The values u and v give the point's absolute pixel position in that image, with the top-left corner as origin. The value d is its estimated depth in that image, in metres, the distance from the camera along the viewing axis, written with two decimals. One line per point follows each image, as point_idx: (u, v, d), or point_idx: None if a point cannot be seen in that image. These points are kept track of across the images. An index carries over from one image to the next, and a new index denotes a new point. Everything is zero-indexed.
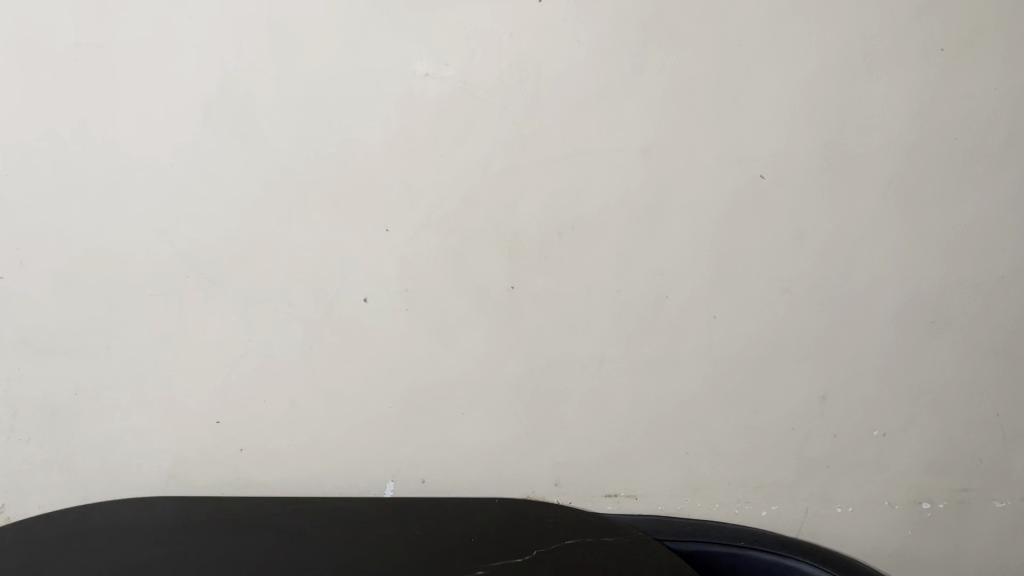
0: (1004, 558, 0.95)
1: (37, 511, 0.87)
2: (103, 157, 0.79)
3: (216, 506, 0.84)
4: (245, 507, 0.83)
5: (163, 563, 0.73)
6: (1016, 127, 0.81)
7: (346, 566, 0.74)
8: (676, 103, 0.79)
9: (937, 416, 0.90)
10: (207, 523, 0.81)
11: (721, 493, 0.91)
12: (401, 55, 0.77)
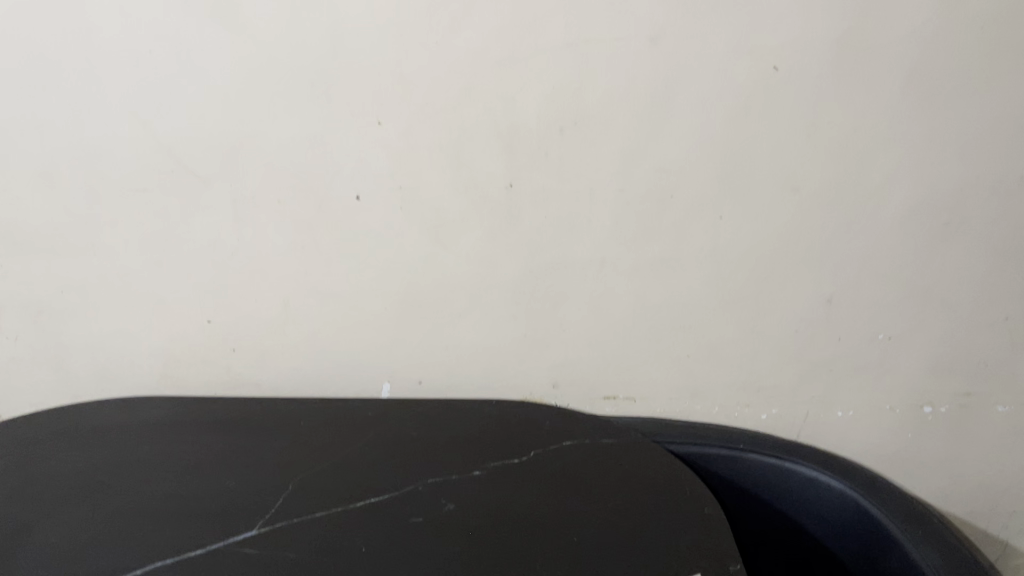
0: (1003, 459, 0.95)
1: (41, 397, 0.91)
2: (75, 42, 0.71)
3: (214, 403, 0.84)
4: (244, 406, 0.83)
5: (160, 467, 0.73)
6: None
7: (341, 467, 0.74)
8: None
9: (945, 319, 0.88)
10: (203, 418, 0.81)
11: (721, 395, 0.93)
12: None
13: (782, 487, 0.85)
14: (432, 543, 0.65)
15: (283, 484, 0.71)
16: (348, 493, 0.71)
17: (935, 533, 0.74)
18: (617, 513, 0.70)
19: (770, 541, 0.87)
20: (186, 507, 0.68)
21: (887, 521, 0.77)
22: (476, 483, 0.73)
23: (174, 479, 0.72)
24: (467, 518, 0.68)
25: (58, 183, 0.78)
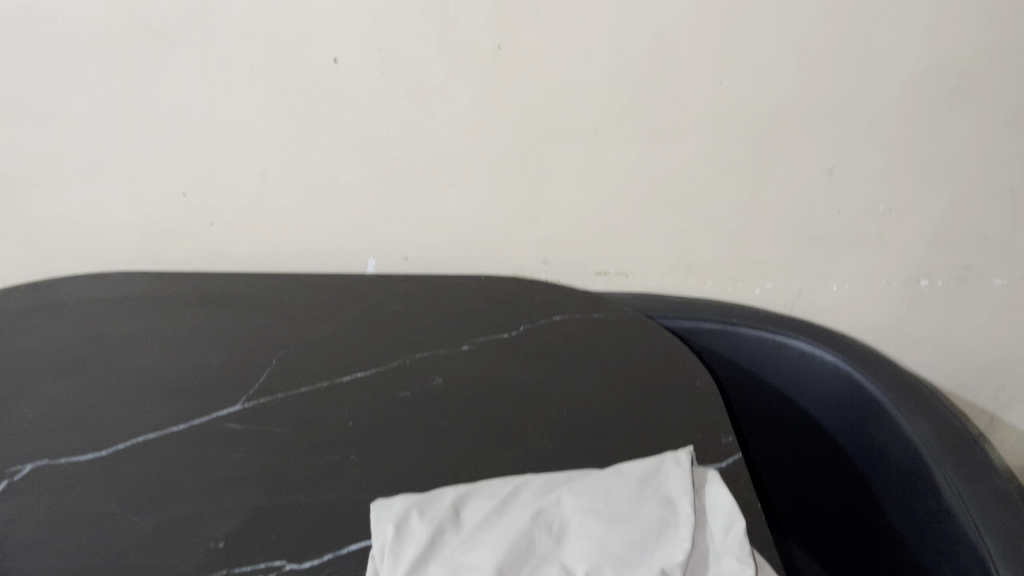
0: (997, 333, 0.94)
1: (20, 271, 0.90)
2: None
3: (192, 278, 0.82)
4: (222, 280, 0.81)
5: (139, 341, 0.72)
6: None
7: (326, 342, 0.72)
8: None
9: (949, 191, 0.84)
10: (180, 291, 0.79)
11: (715, 269, 0.91)
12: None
13: (777, 363, 0.84)
14: (420, 416, 0.64)
15: (267, 359, 0.70)
16: (335, 368, 0.69)
17: (927, 404, 0.73)
18: (607, 388, 0.69)
19: (761, 415, 0.87)
20: (167, 381, 0.66)
21: (878, 392, 0.76)
22: (466, 358, 0.72)
23: (155, 353, 0.70)
24: (455, 393, 0.67)
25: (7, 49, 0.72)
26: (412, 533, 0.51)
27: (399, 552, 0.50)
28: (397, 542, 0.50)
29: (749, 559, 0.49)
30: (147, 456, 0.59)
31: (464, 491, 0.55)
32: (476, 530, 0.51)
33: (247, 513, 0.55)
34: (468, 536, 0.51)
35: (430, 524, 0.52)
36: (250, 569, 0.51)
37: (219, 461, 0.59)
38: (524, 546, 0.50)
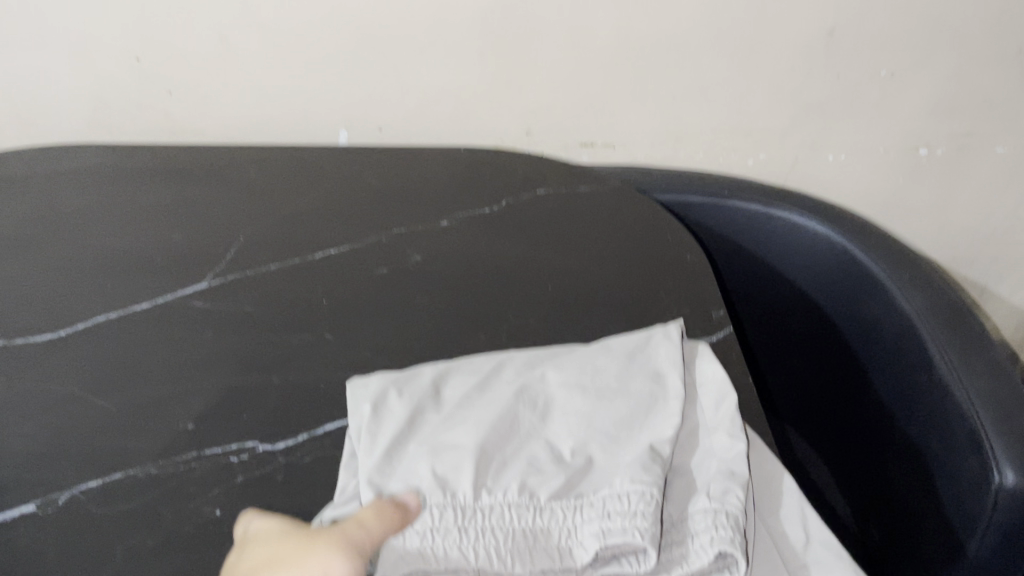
0: (994, 203, 0.92)
1: None
2: None
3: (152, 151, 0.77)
4: (184, 151, 0.76)
5: (95, 217, 0.67)
6: None
7: (297, 217, 0.68)
8: None
9: (956, 53, 0.79)
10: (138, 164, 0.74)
11: (707, 140, 0.87)
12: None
13: (768, 236, 0.81)
14: (397, 293, 0.61)
15: (234, 235, 0.66)
16: (306, 244, 0.66)
17: (921, 276, 0.71)
18: (594, 262, 0.66)
19: (750, 291, 0.85)
20: (128, 259, 0.63)
21: (872, 265, 0.74)
22: (445, 233, 0.68)
23: (114, 230, 0.66)
24: (434, 269, 0.64)
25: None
26: (389, 410, 0.48)
27: (374, 427, 0.47)
28: (373, 419, 0.48)
29: (742, 434, 0.47)
30: (107, 337, 0.56)
31: (443, 368, 0.52)
32: (455, 407, 0.49)
33: (216, 394, 0.52)
34: (446, 412, 0.49)
35: (408, 400, 0.49)
36: (221, 450, 0.48)
37: (185, 340, 0.56)
38: (506, 423, 0.47)
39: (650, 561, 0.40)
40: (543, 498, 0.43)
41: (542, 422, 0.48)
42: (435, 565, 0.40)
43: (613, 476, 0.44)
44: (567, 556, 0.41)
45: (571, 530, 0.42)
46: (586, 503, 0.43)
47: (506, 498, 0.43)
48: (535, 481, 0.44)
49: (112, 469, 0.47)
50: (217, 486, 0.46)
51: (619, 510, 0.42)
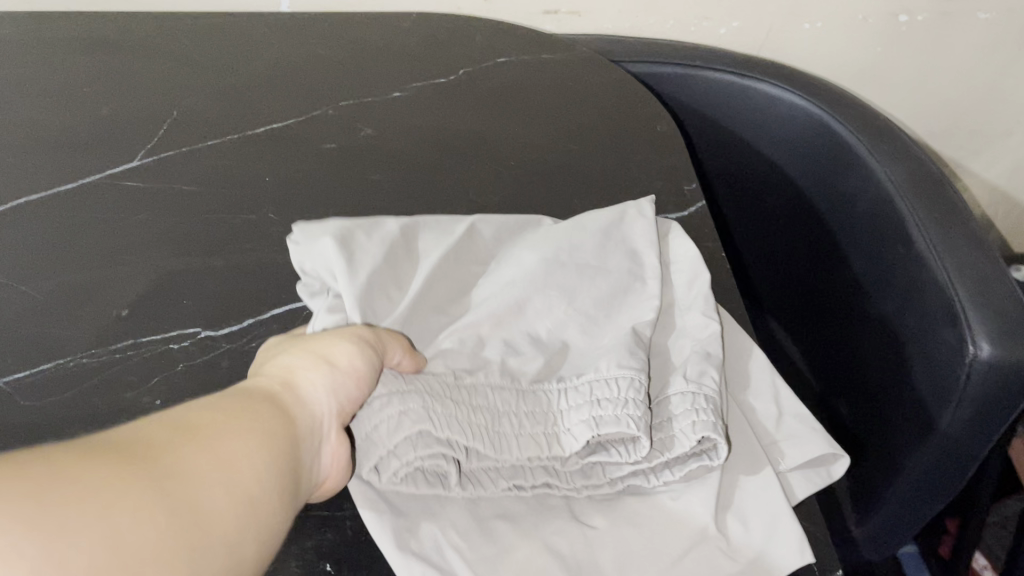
0: (971, 74, 0.89)
1: None
2: None
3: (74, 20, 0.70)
4: (108, 18, 0.69)
5: (12, 91, 0.61)
6: None
7: (235, 90, 0.63)
8: None
9: None
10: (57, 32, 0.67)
11: (679, 7, 0.82)
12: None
13: (743, 109, 0.77)
14: (348, 170, 0.57)
15: (166, 110, 0.60)
16: (247, 119, 0.60)
17: (902, 149, 0.68)
18: (558, 134, 0.62)
19: (722, 167, 0.82)
20: (50, 135, 0.57)
21: (851, 137, 0.70)
22: (399, 105, 0.63)
23: (33, 104, 0.60)
24: (387, 143, 0.60)
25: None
26: (362, 264, 0.43)
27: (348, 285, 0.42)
28: (349, 273, 0.43)
29: (716, 314, 0.45)
30: (30, 219, 0.51)
31: (407, 220, 0.47)
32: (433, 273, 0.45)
33: (151, 278, 0.48)
34: (424, 279, 0.45)
35: (383, 257, 0.44)
36: (160, 338, 0.45)
37: (117, 223, 0.51)
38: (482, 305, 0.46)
39: (642, 451, 0.40)
40: (525, 381, 0.43)
41: (527, 290, 0.45)
42: (441, 429, 0.39)
43: (598, 360, 0.43)
44: (554, 444, 0.41)
45: (557, 416, 0.41)
46: (572, 387, 0.42)
47: (491, 379, 0.42)
48: (515, 363, 0.43)
49: (40, 359, 0.44)
50: (157, 375, 0.43)
51: (609, 398, 0.40)
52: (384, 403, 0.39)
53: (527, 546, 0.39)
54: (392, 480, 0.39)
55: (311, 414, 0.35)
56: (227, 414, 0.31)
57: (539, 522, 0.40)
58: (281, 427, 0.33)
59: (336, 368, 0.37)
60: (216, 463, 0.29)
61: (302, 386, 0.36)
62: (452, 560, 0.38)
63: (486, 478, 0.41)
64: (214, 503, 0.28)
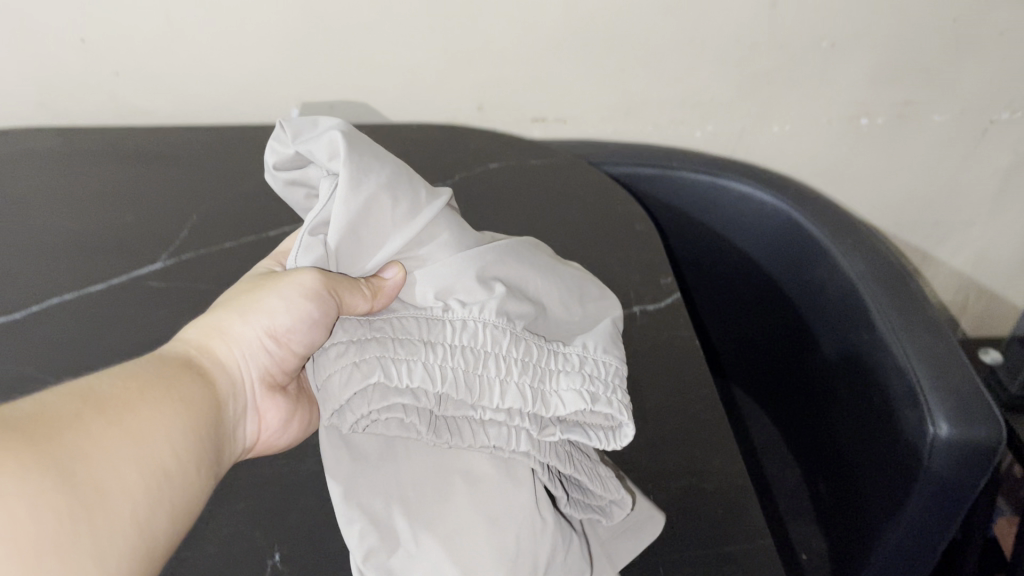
0: (932, 171, 0.95)
1: None
2: None
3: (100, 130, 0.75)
4: (134, 131, 0.75)
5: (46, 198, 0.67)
6: None
7: (250, 195, 0.69)
8: None
9: (895, 22, 0.82)
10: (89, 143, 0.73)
11: (658, 113, 0.89)
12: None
13: (716, 206, 0.83)
14: None
15: (186, 216, 0.66)
16: (262, 221, 0.66)
17: (862, 243, 0.73)
18: (546, 232, 0.67)
19: (702, 258, 0.88)
20: (79, 241, 0.63)
21: (818, 232, 0.75)
22: None
23: (64, 212, 0.65)
24: None
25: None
26: (364, 180, 0.43)
27: (343, 203, 0.43)
28: (348, 190, 0.43)
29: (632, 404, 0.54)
30: (56, 322, 0.56)
31: (404, 168, 0.47)
32: (431, 204, 0.46)
33: None
34: (420, 209, 0.45)
35: (385, 176, 0.44)
36: None
37: (138, 321, 0.56)
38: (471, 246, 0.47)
39: (624, 437, 0.43)
40: (519, 327, 0.44)
41: (513, 253, 0.47)
42: (397, 381, 0.42)
43: (586, 338, 0.46)
44: (541, 404, 0.42)
45: (546, 377, 0.43)
46: (563, 354, 0.44)
47: (487, 317, 0.44)
48: (513, 306, 0.44)
49: None
50: None
51: (598, 377, 0.43)
52: (341, 353, 0.43)
53: (471, 512, 0.42)
54: (352, 429, 0.43)
55: (230, 376, 0.46)
56: (141, 386, 0.38)
57: (492, 484, 0.43)
58: (201, 386, 0.42)
59: (244, 344, 0.46)
60: (134, 429, 0.35)
61: (218, 350, 0.46)
62: (395, 514, 0.42)
63: (460, 434, 0.43)
64: (134, 458, 0.34)
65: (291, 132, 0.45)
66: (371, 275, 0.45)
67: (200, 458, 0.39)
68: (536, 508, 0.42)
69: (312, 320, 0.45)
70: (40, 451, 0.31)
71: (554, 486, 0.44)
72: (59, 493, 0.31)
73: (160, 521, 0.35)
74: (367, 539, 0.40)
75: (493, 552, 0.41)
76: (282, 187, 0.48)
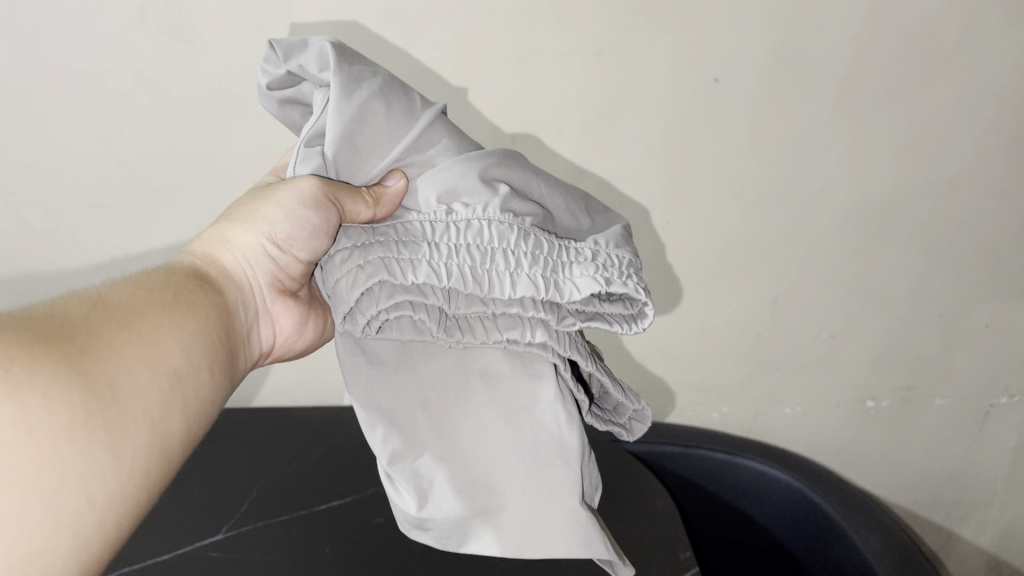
0: (945, 451, 1.01)
1: None
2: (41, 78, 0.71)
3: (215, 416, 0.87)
4: (241, 415, 0.88)
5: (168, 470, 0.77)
6: (996, 23, 0.72)
7: (308, 472, 0.78)
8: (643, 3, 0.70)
9: (885, 317, 0.92)
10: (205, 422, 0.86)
11: (678, 396, 0.98)
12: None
13: (734, 480, 0.89)
14: (406, 544, 0.68)
15: (248, 490, 0.75)
16: (318, 497, 0.75)
17: (872, 517, 0.78)
18: None
19: (720, 530, 0.93)
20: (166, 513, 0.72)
21: (829, 508, 0.81)
22: None
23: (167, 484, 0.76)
24: None
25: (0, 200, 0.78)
26: (356, 90, 0.46)
27: (335, 112, 0.45)
28: (341, 100, 0.45)
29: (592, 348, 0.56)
30: None
31: (393, 79, 0.49)
32: (424, 111, 0.49)
33: None
34: (412, 117, 0.48)
35: (379, 84, 0.47)
36: None
37: None
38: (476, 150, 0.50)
39: (646, 318, 0.49)
40: (526, 221, 0.47)
41: (517, 157, 0.51)
42: (403, 280, 0.45)
43: (596, 237, 0.50)
44: (556, 290, 0.46)
45: (559, 267, 0.47)
46: (575, 249, 0.48)
47: (492, 215, 0.46)
48: (515, 203, 0.47)
49: None
50: None
51: (612, 266, 0.48)
52: (346, 259, 0.46)
53: (487, 404, 0.50)
54: (367, 332, 0.47)
55: (237, 281, 0.50)
56: (149, 294, 0.41)
57: (510, 380, 0.50)
58: (209, 289, 0.46)
59: (246, 255, 0.51)
60: (139, 332, 0.37)
61: (225, 259, 0.50)
62: (416, 418, 0.49)
63: (474, 330, 0.49)
64: (144, 360, 0.37)
65: (282, 52, 0.48)
66: (374, 184, 0.48)
67: (208, 361, 0.41)
68: (557, 401, 0.50)
69: (313, 229, 0.46)
70: (47, 346, 0.33)
71: (577, 388, 0.51)
72: (77, 377, 0.33)
73: (173, 414, 0.37)
74: (391, 442, 0.48)
75: (513, 444, 0.50)
76: (277, 109, 0.51)
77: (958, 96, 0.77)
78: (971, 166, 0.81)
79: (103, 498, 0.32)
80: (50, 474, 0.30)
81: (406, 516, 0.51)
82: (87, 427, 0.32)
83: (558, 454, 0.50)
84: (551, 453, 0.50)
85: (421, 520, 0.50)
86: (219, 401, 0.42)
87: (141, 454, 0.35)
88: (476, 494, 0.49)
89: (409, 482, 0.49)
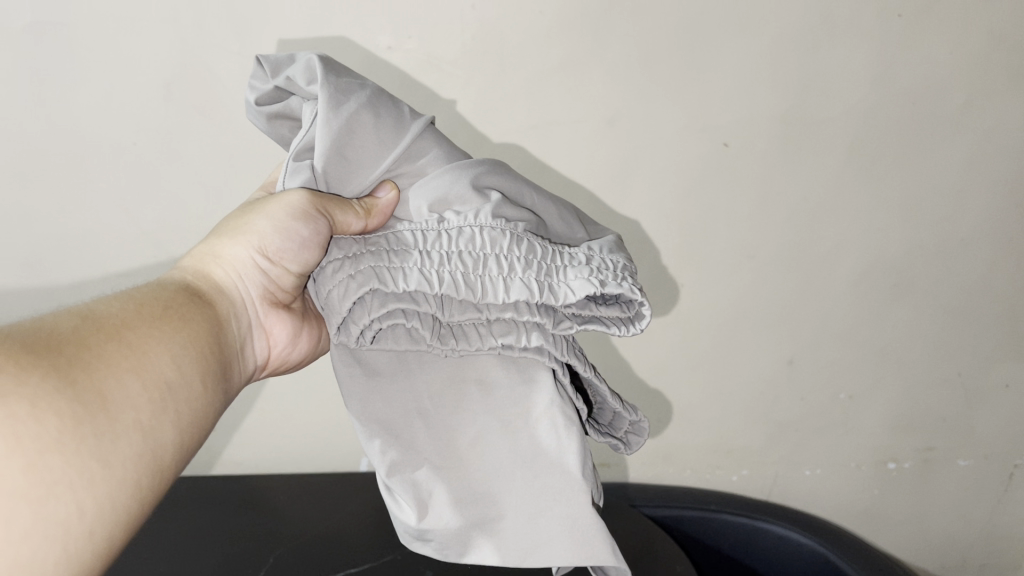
0: (968, 513, 1.00)
1: None
2: (66, 150, 0.71)
3: (231, 483, 0.87)
4: (257, 481, 0.88)
5: (187, 540, 0.77)
6: (997, 89, 0.74)
7: (326, 536, 0.78)
8: (651, 72, 0.72)
9: (902, 377, 0.92)
10: (220, 489, 0.86)
11: (696, 460, 0.96)
12: (342, 17, 0.67)
13: (755, 545, 0.89)
14: None
15: (263, 557, 0.75)
16: (339, 562, 0.74)
17: None
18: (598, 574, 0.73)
19: None
20: None
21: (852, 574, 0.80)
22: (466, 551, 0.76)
23: (186, 553, 0.75)
24: None
25: (7, 279, 0.76)
26: (343, 103, 0.46)
27: (323, 126, 0.45)
28: (329, 113, 0.45)
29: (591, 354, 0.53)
30: None
31: (376, 91, 0.48)
32: (413, 123, 0.49)
33: None
34: (402, 128, 0.48)
35: (366, 96, 0.47)
36: None
37: None
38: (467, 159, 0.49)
39: (644, 318, 0.47)
40: (519, 227, 0.46)
41: (510, 170, 0.50)
42: (393, 288, 0.44)
43: (591, 244, 0.49)
44: (549, 294, 0.44)
45: (553, 271, 0.45)
46: (569, 254, 0.47)
47: (483, 222, 0.45)
48: (508, 209, 0.46)
49: None
50: None
51: (607, 269, 0.46)
52: (336, 269, 0.45)
53: (485, 412, 0.48)
54: (362, 343, 0.46)
55: (229, 295, 0.47)
56: (140, 307, 0.39)
57: (505, 388, 0.48)
58: (201, 303, 0.44)
59: (237, 266, 0.48)
60: (129, 344, 0.36)
61: (216, 272, 0.48)
62: (414, 428, 0.47)
63: (468, 337, 0.47)
64: (134, 370, 0.35)
65: (270, 68, 0.50)
66: (364, 196, 0.48)
67: (200, 372, 0.39)
68: (555, 405, 0.47)
69: (303, 239, 0.45)
70: (32, 355, 0.31)
71: (576, 396, 0.49)
72: (65, 386, 0.31)
73: (164, 427, 0.35)
74: (389, 454, 0.46)
75: (512, 453, 0.47)
76: (267, 124, 0.52)
77: (966, 158, 0.78)
78: (982, 228, 0.82)
79: (95, 509, 0.30)
80: (40, 483, 0.28)
81: (406, 529, 0.49)
82: (77, 435, 0.30)
83: (559, 460, 0.47)
84: (552, 461, 0.47)
85: (420, 532, 0.48)
86: (214, 415, 0.40)
87: (132, 466, 0.32)
88: (475, 503, 0.47)
89: (408, 494, 0.46)
